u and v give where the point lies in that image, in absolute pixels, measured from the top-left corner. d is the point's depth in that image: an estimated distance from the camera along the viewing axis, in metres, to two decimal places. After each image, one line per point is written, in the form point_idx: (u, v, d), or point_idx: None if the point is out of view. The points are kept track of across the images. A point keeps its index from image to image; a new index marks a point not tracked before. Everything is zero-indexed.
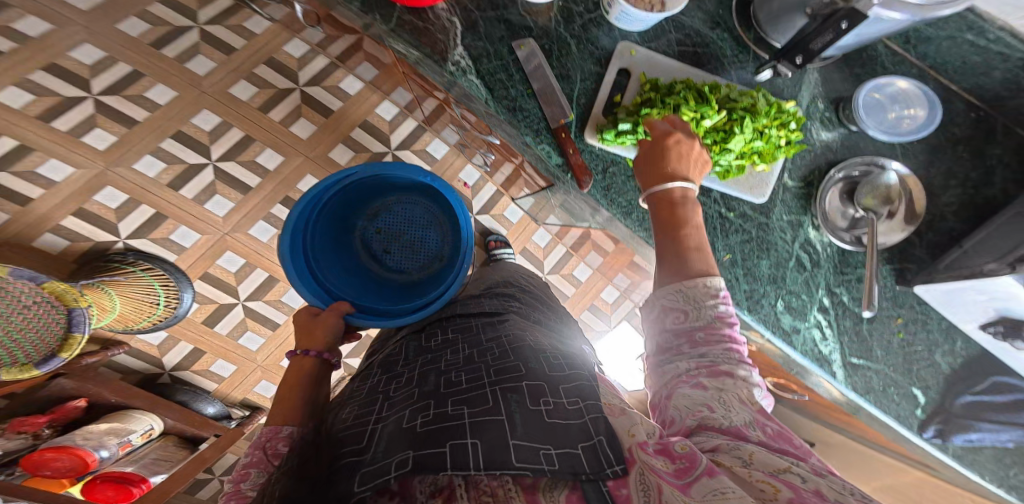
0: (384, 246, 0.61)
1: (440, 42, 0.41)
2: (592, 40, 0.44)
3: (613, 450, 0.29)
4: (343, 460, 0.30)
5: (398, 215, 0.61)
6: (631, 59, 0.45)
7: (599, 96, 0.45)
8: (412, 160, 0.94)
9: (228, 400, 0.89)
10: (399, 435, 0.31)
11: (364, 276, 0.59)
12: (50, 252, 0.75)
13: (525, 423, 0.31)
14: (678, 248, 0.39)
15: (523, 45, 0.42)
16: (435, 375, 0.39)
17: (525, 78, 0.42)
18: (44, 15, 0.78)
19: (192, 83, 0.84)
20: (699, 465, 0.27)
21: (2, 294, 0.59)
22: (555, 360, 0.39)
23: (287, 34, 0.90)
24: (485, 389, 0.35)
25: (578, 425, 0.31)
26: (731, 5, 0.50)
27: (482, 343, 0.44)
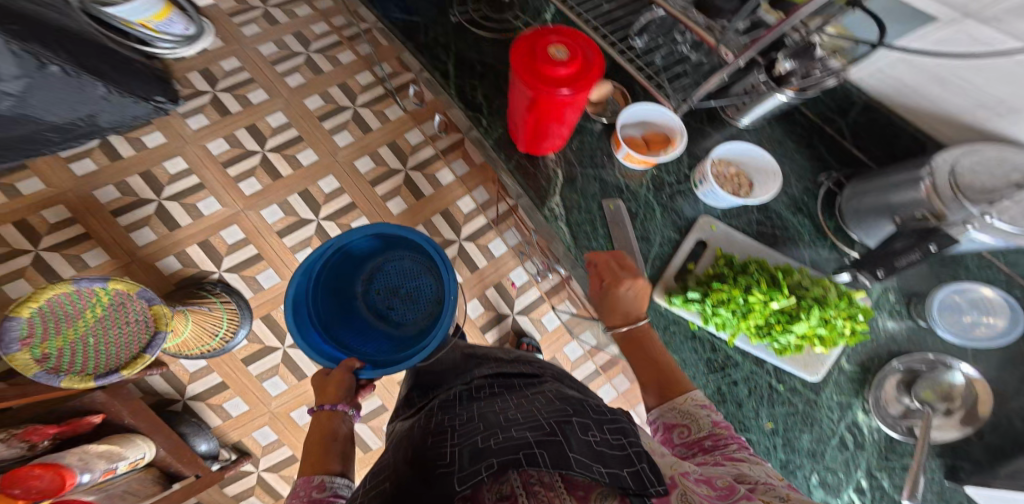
0: (387, 303, 0.62)
1: (542, 187, 0.44)
2: (677, 210, 0.46)
3: (655, 473, 0.28)
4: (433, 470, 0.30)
5: (393, 271, 0.62)
6: (711, 232, 0.46)
7: (673, 262, 0.46)
8: (473, 254, 0.95)
9: (223, 439, 0.84)
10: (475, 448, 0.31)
11: (376, 333, 0.60)
12: (164, 272, 0.84)
13: (580, 444, 0.30)
14: (655, 374, 0.39)
15: (611, 205, 0.44)
16: (492, 412, 0.38)
17: (608, 234, 0.44)
18: (268, 88, 0.97)
19: (331, 152, 0.96)
20: (740, 491, 0.27)
21: (120, 307, 0.65)
22: (601, 407, 0.38)
23: (412, 125, 1.00)
24: (540, 418, 0.34)
25: (622, 452, 0.30)
26: (817, 194, 0.52)
27: (528, 394, 0.43)
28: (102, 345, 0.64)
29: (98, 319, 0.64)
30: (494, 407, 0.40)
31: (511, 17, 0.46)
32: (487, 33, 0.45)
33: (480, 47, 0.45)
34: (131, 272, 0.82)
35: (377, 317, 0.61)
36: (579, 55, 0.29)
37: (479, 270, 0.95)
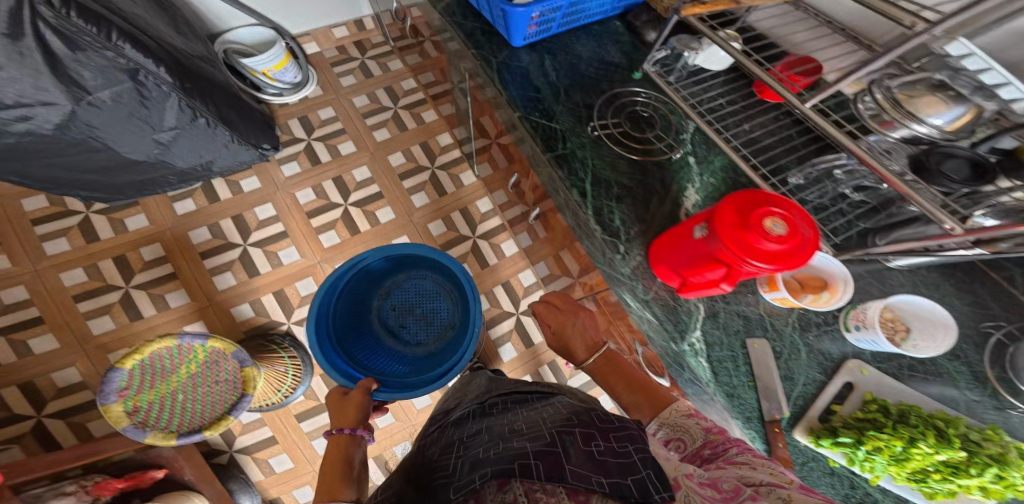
0: (399, 320, 0.72)
1: (682, 321, 0.42)
2: (823, 350, 0.42)
3: (660, 479, 0.28)
4: (438, 483, 0.34)
5: (409, 292, 0.73)
6: (860, 376, 0.40)
7: (817, 403, 0.40)
8: (531, 330, 0.87)
9: (263, 494, 0.81)
10: (480, 463, 0.33)
11: (386, 350, 0.69)
12: (235, 319, 0.84)
13: (579, 456, 0.31)
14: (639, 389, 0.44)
15: (756, 343, 0.42)
16: (501, 430, 0.40)
17: (751, 372, 0.41)
18: (357, 141, 0.95)
19: (407, 212, 0.91)
20: (744, 491, 0.26)
21: (213, 366, 0.65)
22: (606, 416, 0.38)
23: (483, 192, 0.94)
24: (545, 432, 0.35)
25: (627, 460, 0.30)
26: (994, 346, 0.42)
27: (539, 408, 0.44)
28: (190, 402, 0.65)
29: (190, 376, 0.65)
30: (502, 422, 0.42)
31: (650, 136, 0.44)
32: (626, 151, 0.43)
33: (617, 166, 0.43)
34: (209, 317, 0.83)
35: (389, 334, 0.71)
36: (796, 231, 0.29)
37: (535, 346, 0.87)
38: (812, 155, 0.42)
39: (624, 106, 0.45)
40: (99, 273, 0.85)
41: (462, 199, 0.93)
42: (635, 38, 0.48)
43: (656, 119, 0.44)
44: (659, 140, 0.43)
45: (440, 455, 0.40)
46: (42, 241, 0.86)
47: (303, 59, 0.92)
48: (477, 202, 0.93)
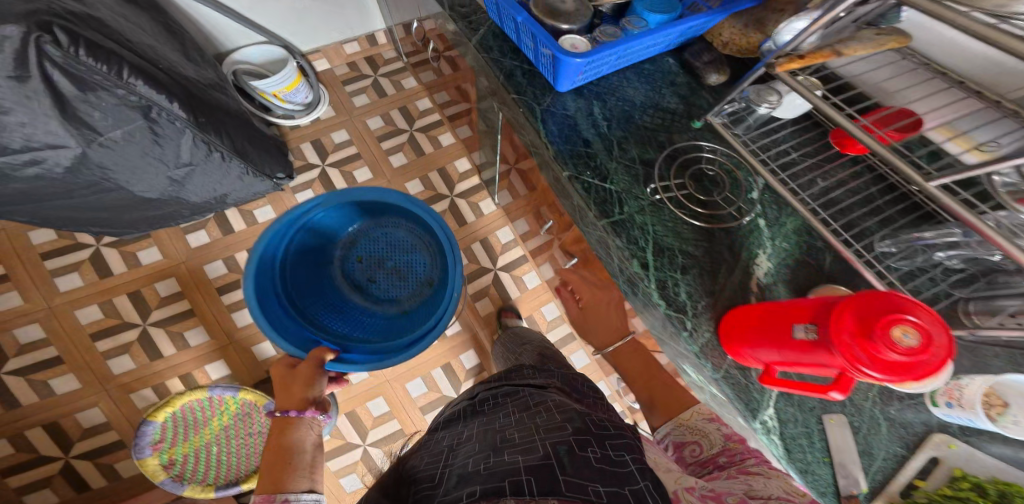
0: (366, 276, 0.77)
1: (755, 399, 0.39)
2: (904, 423, 0.39)
3: (653, 496, 0.32)
4: (422, 492, 0.36)
5: (372, 249, 0.78)
6: (949, 451, 0.37)
7: (899, 478, 0.37)
8: None
9: None
10: (469, 475, 0.35)
11: (353, 309, 0.75)
12: (257, 357, 0.82)
13: (574, 466, 0.33)
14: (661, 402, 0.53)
15: (832, 418, 0.39)
16: (494, 433, 0.41)
17: (826, 447, 0.39)
18: (372, 165, 0.90)
19: None
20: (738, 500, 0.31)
21: (247, 418, 0.65)
22: (602, 426, 0.40)
23: (503, 221, 0.90)
24: (535, 441, 0.37)
25: (620, 476, 0.33)
26: None
27: (529, 407, 0.46)
28: (225, 454, 0.64)
29: (224, 428, 0.64)
30: (493, 426, 0.44)
31: (716, 196, 0.40)
32: (689, 214, 0.40)
33: (681, 233, 0.39)
34: (232, 355, 0.82)
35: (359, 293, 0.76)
36: (929, 341, 0.26)
37: None
38: (899, 216, 0.38)
39: (689, 164, 0.41)
40: (115, 310, 0.82)
41: (482, 228, 0.89)
42: (693, 79, 0.44)
43: (726, 177, 0.40)
44: (728, 201, 0.40)
45: (429, 461, 0.42)
46: (54, 276, 0.83)
47: (314, 77, 0.87)
48: (497, 231, 0.89)
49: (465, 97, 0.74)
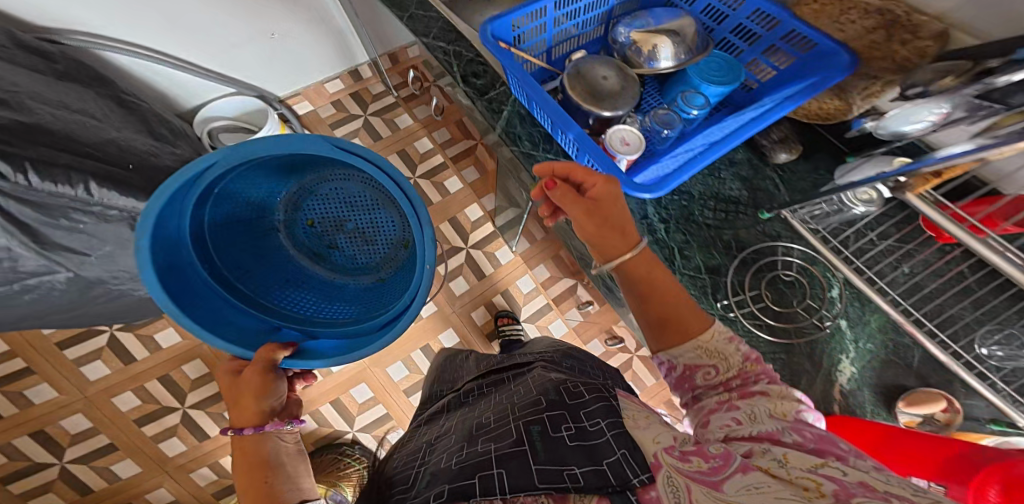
0: (327, 240, 0.43)
1: None
2: None
3: (637, 458, 0.24)
4: (394, 498, 0.31)
5: (328, 202, 0.42)
6: None
7: None
8: None
9: None
10: (441, 472, 0.29)
11: (312, 287, 0.42)
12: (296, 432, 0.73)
13: (548, 449, 0.26)
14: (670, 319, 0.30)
15: None
16: (471, 423, 0.36)
17: None
18: None
19: (449, 301, 0.77)
20: (735, 460, 0.21)
21: None
22: (576, 385, 0.33)
23: (524, 268, 0.80)
24: (509, 423, 0.30)
25: (601, 442, 0.26)
26: None
27: (510, 388, 0.40)
28: None
29: None
30: (468, 413, 0.40)
31: (796, 305, 0.37)
32: (771, 329, 0.36)
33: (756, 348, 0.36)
34: None
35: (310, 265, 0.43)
36: None
37: None
38: (1005, 307, 0.33)
39: (765, 269, 0.38)
40: (152, 395, 0.81)
41: (503, 280, 0.79)
42: (756, 156, 0.41)
43: (806, 283, 0.37)
44: (810, 310, 0.37)
45: (406, 459, 0.37)
46: (80, 365, 0.80)
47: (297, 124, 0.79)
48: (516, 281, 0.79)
49: (472, 133, 0.66)
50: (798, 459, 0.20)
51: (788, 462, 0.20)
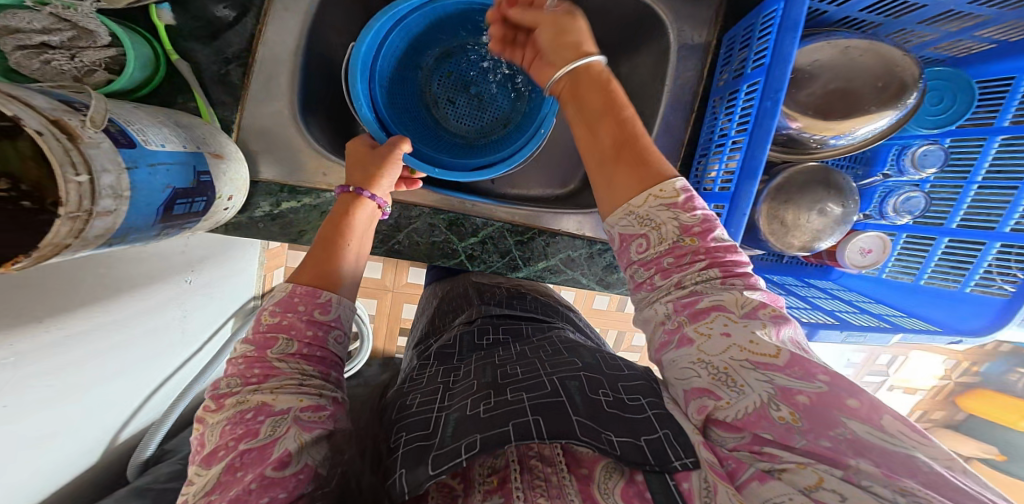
0: (448, 101, 0.96)
1: None
2: None
3: (682, 449, 0.45)
4: (418, 440, 0.50)
5: (462, 65, 0.94)
6: None
7: None
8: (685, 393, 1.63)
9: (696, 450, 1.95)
10: (467, 417, 0.51)
11: (432, 129, 0.95)
12: None
13: (584, 416, 0.49)
14: (626, 172, 0.54)
15: None
16: (496, 368, 0.62)
17: None
18: None
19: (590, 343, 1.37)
20: (750, 476, 0.41)
21: None
22: (613, 361, 0.62)
23: None
24: (541, 379, 0.56)
25: (650, 424, 0.48)
26: None
27: (534, 342, 0.71)
28: None
29: None
30: (484, 375, 0.60)
31: None
32: None
33: None
34: None
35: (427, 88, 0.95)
36: None
37: None
38: None
39: None
40: None
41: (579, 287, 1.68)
42: None
43: None
44: None
45: (422, 399, 0.58)
46: None
47: None
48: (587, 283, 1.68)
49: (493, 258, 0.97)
50: (805, 481, 0.39)
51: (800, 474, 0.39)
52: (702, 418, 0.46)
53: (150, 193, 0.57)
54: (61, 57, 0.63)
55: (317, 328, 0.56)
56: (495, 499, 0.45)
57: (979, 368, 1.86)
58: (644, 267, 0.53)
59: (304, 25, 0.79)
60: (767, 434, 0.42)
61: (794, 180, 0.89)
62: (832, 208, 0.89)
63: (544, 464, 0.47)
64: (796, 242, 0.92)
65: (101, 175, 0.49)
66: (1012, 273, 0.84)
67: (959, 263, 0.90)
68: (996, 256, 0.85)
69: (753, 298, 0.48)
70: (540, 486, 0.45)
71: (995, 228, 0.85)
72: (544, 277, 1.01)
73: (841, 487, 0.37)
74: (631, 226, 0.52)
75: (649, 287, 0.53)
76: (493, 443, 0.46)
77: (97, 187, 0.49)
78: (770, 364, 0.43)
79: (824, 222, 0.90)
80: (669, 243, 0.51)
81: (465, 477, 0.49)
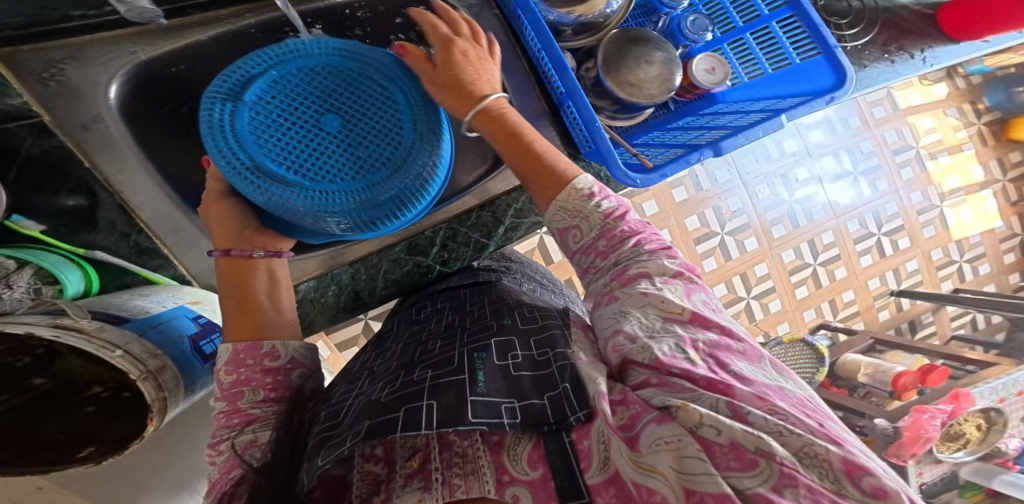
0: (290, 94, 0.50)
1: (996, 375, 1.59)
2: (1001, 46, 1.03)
3: (577, 400, 0.45)
4: (325, 431, 0.47)
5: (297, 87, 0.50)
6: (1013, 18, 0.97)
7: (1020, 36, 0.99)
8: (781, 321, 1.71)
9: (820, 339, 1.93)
10: (369, 405, 0.47)
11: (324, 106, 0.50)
12: None
13: (484, 386, 0.46)
14: (530, 169, 0.58)
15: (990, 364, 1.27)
16: (418, 346, 0.61)
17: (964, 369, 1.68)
18: None
19: None
20: (635, 424, 0.41)
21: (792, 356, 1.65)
22: (533, 316, 0.61)
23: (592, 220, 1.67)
24: (456, 352, 0.54)
25: (552, 386, 0.47)
26: None
27: (462, 310, 0.71)
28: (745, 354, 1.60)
29: None
30: (405, 354, 0.60)
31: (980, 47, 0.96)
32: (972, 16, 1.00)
33: None
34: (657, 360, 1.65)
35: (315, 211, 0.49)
36: None
37: (733, 261, 1.81)
38: None
39: None
40: None
41: None
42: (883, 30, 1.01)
43: None
44: None
45: (346, 388, 0.58)
46: None
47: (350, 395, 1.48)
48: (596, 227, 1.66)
49: (456, 245, 0.94)
50: (690, 419, 0.39)
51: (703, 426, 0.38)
52: (620, 358, 0.47)
53: (171, 346, 0.62)
54: (0, 289, 0.57)
55: (273, 373, 0.54)
56: (416, 483, 0.43)
57: (985, 105, 2.08)
58: (585, 255, 0.57)
59: (157, 171, 0.68)
60: (677, 369, 0.43)
61: (609, 53, 0.67)
62: (657, 55, 0.66)
63: (461, 438, 0.44)
64: (654, 97, 0.67)
65: (128, 346, 0.56)
66: (802, 37, 0.69)
67: (770, 44, 0.72)
68: (783, 29, 0.71)
69: (671, 265, 0.52)
70: (458, 464, 0.43)
71: (760, 15, 0.72)
72: (510, 239, 0.98)
73: (719, 421, 0.38)
74: (563, 219, 0.56)
75: (592, 270, 0.57)
76: (382, 430, 0.42)
77: (135, 354, 0.55)
78: (676, 320, 0.48)
79: (665, 68, 0.67)
80: (597, 228, 0.55)
81: (389, 459, 0.45)
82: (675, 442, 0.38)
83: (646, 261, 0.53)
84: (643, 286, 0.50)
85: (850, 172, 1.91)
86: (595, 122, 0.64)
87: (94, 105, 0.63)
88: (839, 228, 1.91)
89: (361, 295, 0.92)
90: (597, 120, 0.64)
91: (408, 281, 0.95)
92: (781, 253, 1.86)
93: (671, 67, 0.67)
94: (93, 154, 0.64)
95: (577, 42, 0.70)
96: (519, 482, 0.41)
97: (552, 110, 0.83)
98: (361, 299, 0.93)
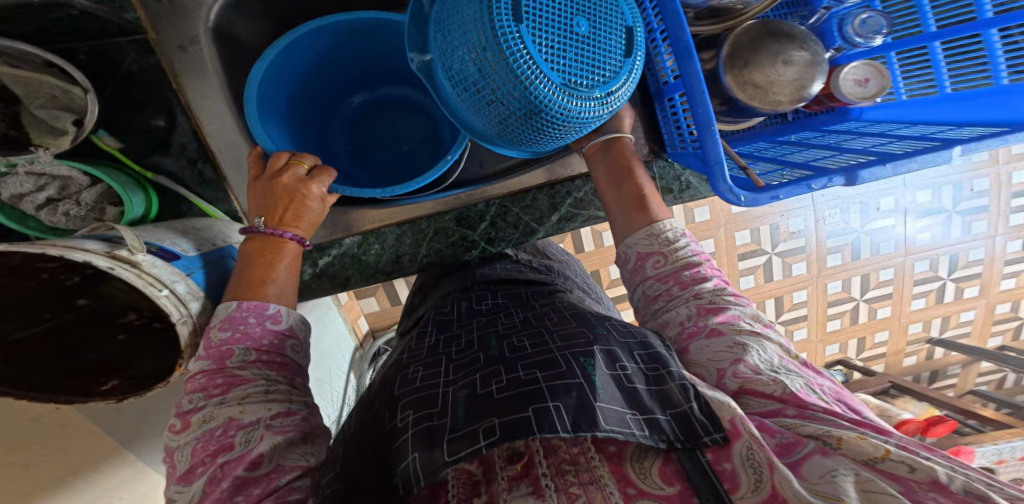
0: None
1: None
2: None
3: (712, 423, 0.42)
4: (428, 421, 0.44)
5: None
6: None
7: None
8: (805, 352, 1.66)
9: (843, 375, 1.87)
10: (478, 399, 0.45)
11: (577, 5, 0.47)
12: None
13: (607, 397, 0.44)
14: (632, 198, 0.64)
15: None
16: (498, 340, 0.57)
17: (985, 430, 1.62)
18: None
19: None
20: (798, 452, 0.41)
21: None
22: (627, 326, 0.56)
23: None
24: (555, 353, 0.50)
25: (674, 403, 0.44)
26: None
27: (534, 310, 0.67)
28: None
29: None
30: (491, 348, 0.55)
31: None
32: None
33: None
34: None
35: (497, 48, 0.44)
36: None
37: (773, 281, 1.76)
38: None
39: None
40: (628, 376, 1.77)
41: None
42: None
43: None
44: None
45: (423, 372, 0.54)
46: None
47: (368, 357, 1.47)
48: None
49: (512, 223, 0.90)
50: (864, 455, 0.40)
51: (878, 461, 0.40)
52: (738, 385, 0.48)
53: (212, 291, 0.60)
54: (71, 205, 0.59)
55: (274, 338, 0.53)
56: (523, 488, 0.42)
57: None
58: (660, 281, 0.59)
59: (234, 103, 0.65)
60: (816, 405, 0.45)
61: (740, 45, 0.62)
62: (797, 55, 0.60)
63: (567, 444, 0.44)
64: (781, 104, 0.62)
65: (175, 285, 0.54)
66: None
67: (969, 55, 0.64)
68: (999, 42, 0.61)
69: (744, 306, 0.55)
70: (569, 471, 0.42)
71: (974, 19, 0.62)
72: (564, 229, 0.91)
73: (909, 457, 0.39)
74: (650, 243, 0.60)
75: (666, 297, 0.58)
76: (515, 431, 0.40)
77: (179, 295, 0.54)
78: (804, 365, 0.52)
79: (803, 71, 0.60)
80: (680, 262, 0.58)
81: (485, 459, 0.45)
82: (853, 474, 0.39)
83: (735, 305, 0.55)
84: (744, 327, 0.52)
85: (946, 209, 1.74)
86: (711, 127, 0.57)
87: (195, 26, 0.60)
88: (903, 266, 1.81)
89: (401, 259, 0.88)
90: (711, 119, 0.57)
91: (454, 253, 0.91)
92: (829, 283, 1.80)
93: (813, 71, 0.61)
94: (182, 77, 0.62)
95: (702, 27, 0.65)
96: (652, 496, 0.40)
97: (642, 95, 0.78)
98: (400, 264, 0.88)
